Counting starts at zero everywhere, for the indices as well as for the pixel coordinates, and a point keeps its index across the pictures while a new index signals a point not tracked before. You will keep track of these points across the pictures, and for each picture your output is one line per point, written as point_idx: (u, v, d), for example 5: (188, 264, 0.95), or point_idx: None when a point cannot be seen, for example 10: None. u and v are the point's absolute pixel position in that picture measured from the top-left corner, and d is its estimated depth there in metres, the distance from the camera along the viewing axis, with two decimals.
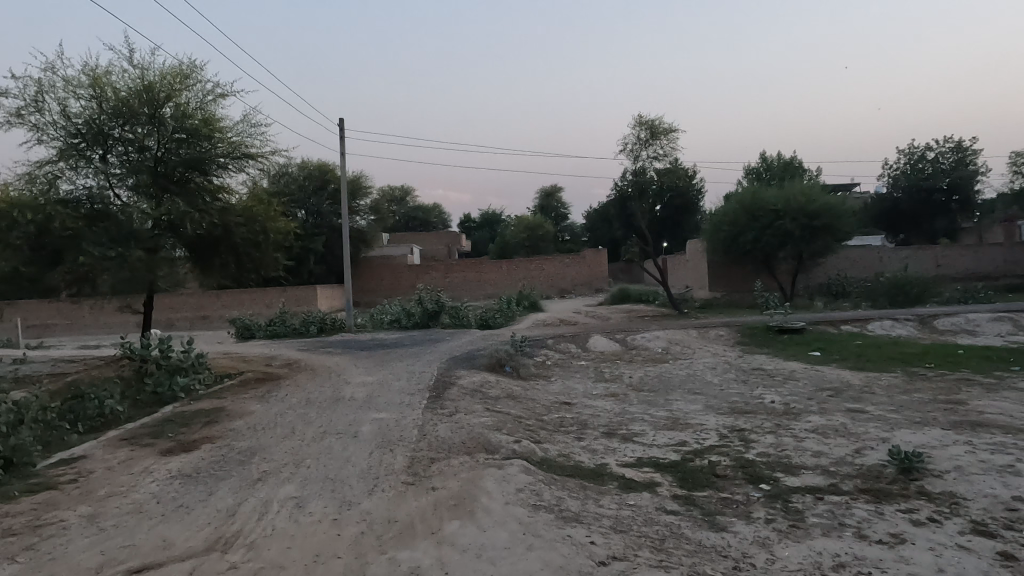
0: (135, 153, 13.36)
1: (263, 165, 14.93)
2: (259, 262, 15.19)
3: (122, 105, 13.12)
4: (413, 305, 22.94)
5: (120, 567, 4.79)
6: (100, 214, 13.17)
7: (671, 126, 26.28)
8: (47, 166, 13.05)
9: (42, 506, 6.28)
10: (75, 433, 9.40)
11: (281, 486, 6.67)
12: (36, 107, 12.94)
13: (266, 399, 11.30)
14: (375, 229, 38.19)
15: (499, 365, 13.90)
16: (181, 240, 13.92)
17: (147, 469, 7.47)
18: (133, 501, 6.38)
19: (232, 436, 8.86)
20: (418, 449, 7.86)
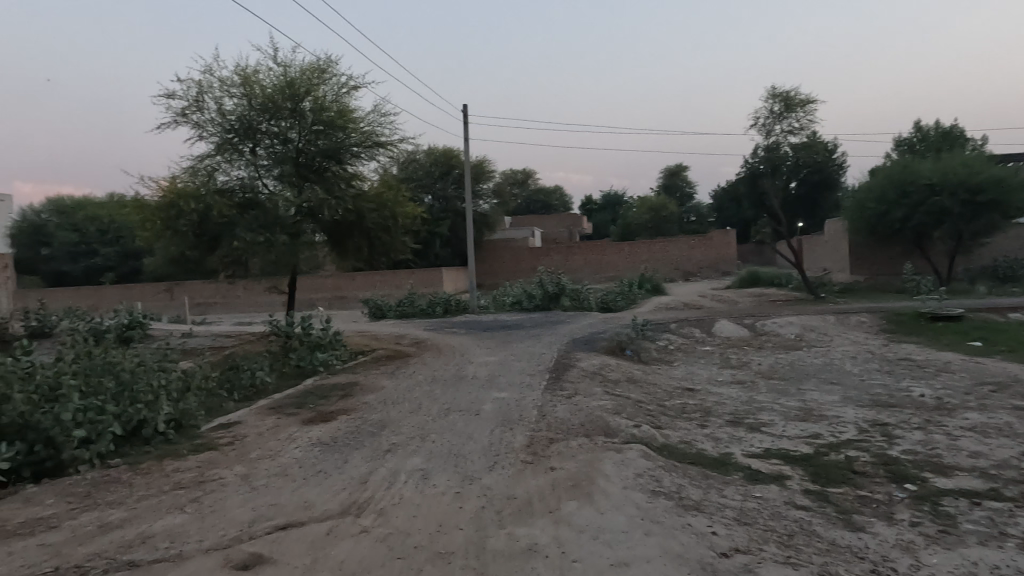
0: (279, 146, 14.46)
1: (393, 152, 15.66)
2: (389, 246, 16.01)
3: (268, 101, 14.25)
4: (533, 288, 23.16)
5: (269, 523, 5.28)
6: (251, 203, 14.42)
7: (808, 97, 24.41)
8: (206, 159, 14.31)
9: (206, 464, 7.06)
10: (232, 400, 10.47)
11: (409, 457, 7.05)
12: (196, 106, 14.28)
13: (395, 375, 11.94)
14: (497, 212, 38.93)
15: (619, 349, 13.75)
16: (319, 225, 14.94)
17: (291, 436, 8.16)
18: (281, 464, 7.02)
19: (365, 408, 9.46)
20: (538, 429, 7.98)
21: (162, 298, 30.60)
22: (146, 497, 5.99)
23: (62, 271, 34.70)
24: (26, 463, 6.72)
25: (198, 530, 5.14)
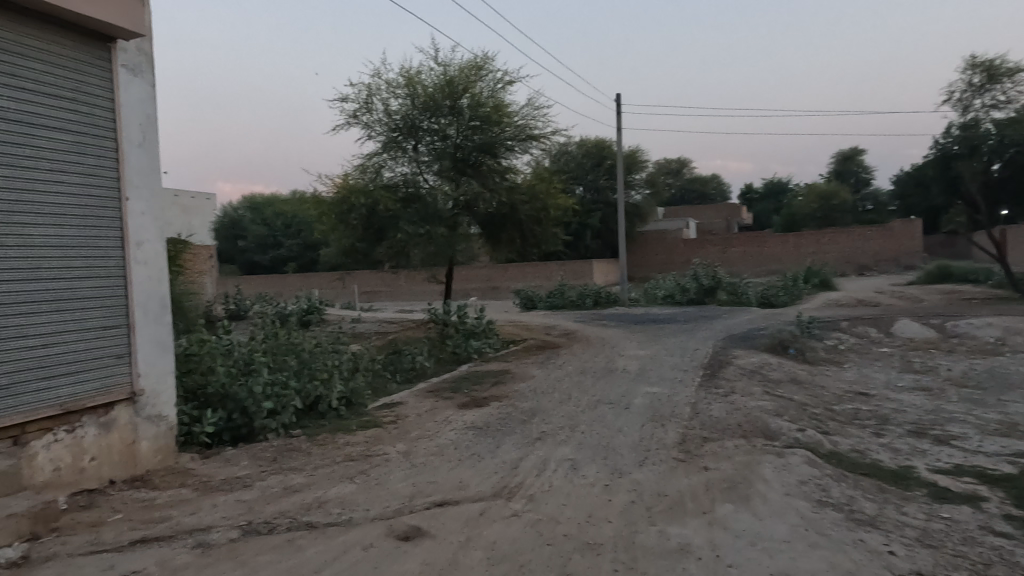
0: (439, 142, 15.19)
1: (545, 145, 15.88)
2: (541, 237, 16.27)
3: (429, 100, 15.01)
4: (687, 281, 22.36)
5: (427, 499, 5.58)
6: (412, 197, 15.27)
7: (1018, 65, 21.21)
8: (374, 157, 15.37)
9: (372, 439, 7.63)
10: (395, 382, 11.23)
11: (559, 447, 7.12)
12: (366, 108, 15.37)
13: (545, 365, 12.12)
14: (650, 203, 38.02)
15: (781, 347, 12.90)
16: (474, 218, 15.60)
17: (448, 419, 8.57)
18: (438, 444, 7.40)
19: (516, 396, 9.70)
20: (691, 426, 7.70)
21: (335, 286, 33.42)
22: (321, 466, 6.59)
23: (254, 260, 39.08)
24: (226, 427, 7.66)
25: (365, 500, 5.56)
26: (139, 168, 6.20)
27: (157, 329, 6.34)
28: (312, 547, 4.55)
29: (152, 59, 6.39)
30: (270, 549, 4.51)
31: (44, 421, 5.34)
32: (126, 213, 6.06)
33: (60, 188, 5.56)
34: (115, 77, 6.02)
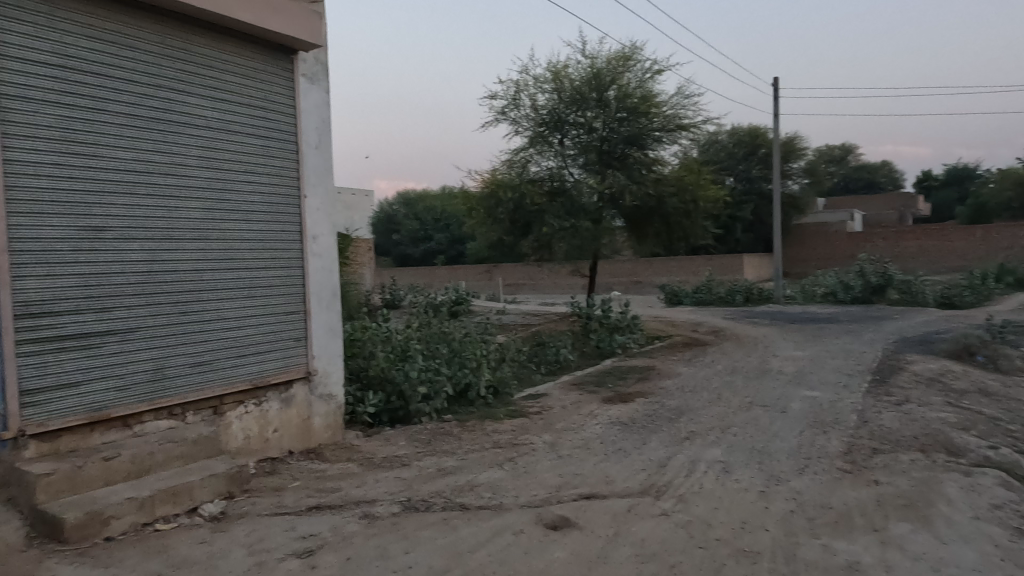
0: (585, 135, 15.16)
1: (694, 135, 15.41)
2: (689, 231, 15.79)
3: (576, 93, 15.06)
4: (851, 278, 20.58)
5: (574, 491, 5.62)
6: (558, 191, 15.30)
7: None
8: (521, 152, 15.60)
9: (519, 429, 7.81)
10: (539, 373, 11.40)
11: (709, 448, 6.86)
12: (514, 104, 15.65)
13: (692, 362, 11.73)
14: (809, 193, 35.43)
15: (966, 354, 11.50)
16: (619, 211, 15.45)
17: (592, 412, 8.56)
18: (583, 437, 7.42)
19: (662, 393, 9.47)
20: (858, 435, 7.10)
21: (481, 278, 34.51)
22: (472, 451, 6.85)
23: (407, 253, 41.41)
24: (385, 409, 8.15)
25: (514, 486, 5.71)
26: (315, 168, 6.79)
27: (329, 316, 6.91)
28: (466, 527, 4.75)
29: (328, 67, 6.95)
30: (428, 525, 4.77)
31: (237, 394, 6.02)
32: (304, 209, 6.65)
33: (253, 187, 6.21)
34: (297, 85, 6.62)
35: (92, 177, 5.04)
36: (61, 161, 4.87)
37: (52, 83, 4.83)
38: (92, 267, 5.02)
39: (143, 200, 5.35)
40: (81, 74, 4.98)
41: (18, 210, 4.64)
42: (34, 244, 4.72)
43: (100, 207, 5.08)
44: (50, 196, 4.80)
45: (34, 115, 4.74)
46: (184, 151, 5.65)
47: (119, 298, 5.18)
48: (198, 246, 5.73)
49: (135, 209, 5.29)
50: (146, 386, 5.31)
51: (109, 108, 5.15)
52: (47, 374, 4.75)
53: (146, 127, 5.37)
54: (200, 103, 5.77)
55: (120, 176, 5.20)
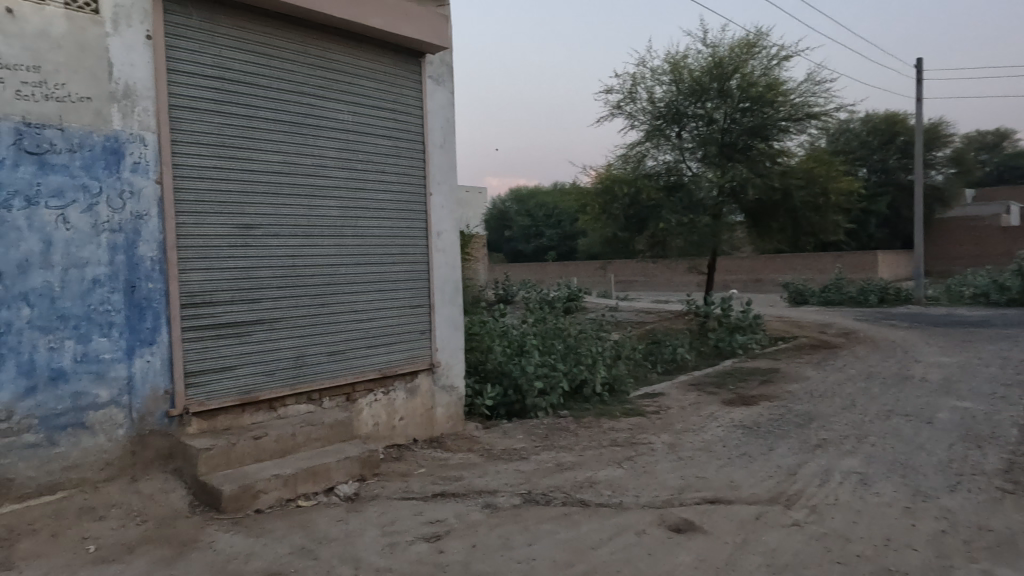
0: (704, 128, 14.59)
1: (824, 124, 14.57)
2: (818, 226, 14.96)
3: (696, 84, 14.50)
4: (1007, 277, 18.51)
5: (697, 494, 5.45)
6: (675, 185, 14.93)
7: None
8: (637, 146, 15.24)
9: (636, 428, 7.69)
10: (655, 372, 11.16)
11: (844, 457, 6.43)
12: (630, 98, 15.28)
13: (821, 366, 11.04)
14: (955, 184, 32.27)
15: None
16: (740, 206, 14.82)
17: (713, 414, 8.27)
18: (704, 439, 7.18)
19: (788, 397, 8.99)
20: (1021, 452, 6.39)
21: (592, 275, 34.33)
22: (589, 448, 6.83)
23: (519, 249, 41.93)
24: (502, 402, 8.28)
25: (634, 486, 5.62)
26: (440, 167, 7.02)
27: (451, 310, 7.14)
28: (587, 523, 4.74)
29: (453, 68, 7.16)
30: (549, 519, 4.80)
31: (368, 382, 6.35)
32: (429, 206, 6.90)
33: (384, 186, 6.51)
34: (424, 87, 6.86)
35: (245, 178, 5.48)
36: (219, 165, 5.33)
37: (212, 93, 5.29)
38: (244, 262, 5.47)
39: (287, 200, 5.75)
40: (237, 84, 5.43)
41: (184, 209, 5.13)
42: (198, 241, 5.20)
43: (251, 206, 5.52)
44: (210, 197, 5.27)
45: (198, 123, 5.22)
46: (323, 153, 6.02)
47: (266, 290, 5.60)
48: (334, 242, 6.09)
49: (281, 208, 5.71)
50: (288, 372, 5.73)
51: (259, 114, 5.58)
52: (207, 359, 5.23)
53: (290, 131, 5.78)
54: (337, 107, 6.12)
55: (269, 177, 5.63)
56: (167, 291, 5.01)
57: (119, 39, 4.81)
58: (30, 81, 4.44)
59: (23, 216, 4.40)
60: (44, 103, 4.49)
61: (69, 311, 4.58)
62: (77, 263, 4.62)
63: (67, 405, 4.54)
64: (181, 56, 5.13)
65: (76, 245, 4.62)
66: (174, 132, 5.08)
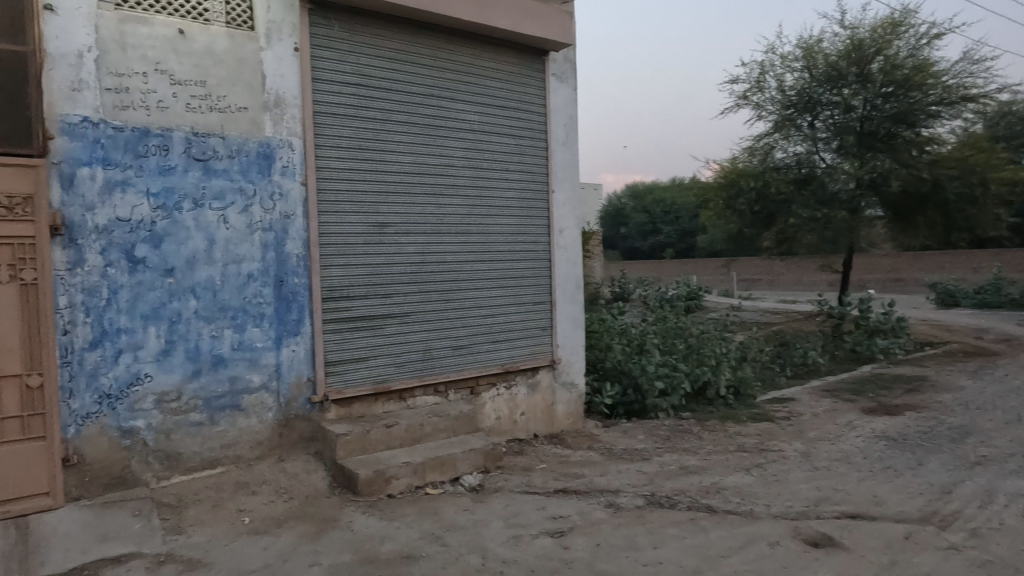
0: (841, 116, 13.57)
1: (982, 108, 13.25)
2: (974, 219, 13.68)
3: (832, 69, 13.49)
4: None
5: (836, 507, 5.10)
6: (807, 178, 13.94)
7: None
8: (764, 138, 14.38)
9: (765, 434, 7.31)
10: (784, 376, 10.57)
11: (1009, 477, 5.76)
12: (758, 87, 14.44)
13: (978, 375, 9.97)
14: None
15: None
16: (881, 199, 13.73)
17: (851, 423, 7.70)
18: (842, 449, 6.70)
19: (939, 408, 8.20)
20: None
21: (712, 273, 33.06)
22: (715, 453, 6.58)
23: (635, 246, 41.18)
24: (621, 402, 8.16)
25: (765, 495, 5.35)
26: (563, 164, 7.03)
27: (572, 307, 7.13)
28: (715, 530, 4.58)
29: (576, 65, 7.14)
30: (675, 523, 4.68)
31: (491, 376, 6.48)
32: (552, 204, 6.94)
33: (508, 184, 6.62)
34: (548, 85, 6.90)
35: (380, 179, 5.76)
36: (356, 166, 5.64)
37: (350, 99, 5.61)
38: (377, 258, 5.75)
39: (417, 199, 5.98)
40: (372, 89, 5.71)
41: (325, 209, 5.47)
42: (337, 239, 5.53)
43: (385, 205, 5.79)
44: (348, 197, 5.59)
45: (338, 127, 5.54)
46: (451, 153, 6.21)
47: (397, 286, 5.86)
48: (461, 239, 6.27)
49: (411, 206, 5.94)
50: (417, 365, 5.97)
51: (392, 118, 5.83)
52: (344, 350, 5.55)
53: (420, 132, 6.00)
54: (464, 108, 6.29)
55: (400, 177, 5.88)
56: (311, 285, 5.38)
57: (271, 53, 5.20)
58: (197, 94, 4.91)
59: (190, 216, 4.87)
60: (208, 114, 4.96)
61: (228, 303, 5.03)
62: (234, 258, 5.05)
63: (226, 388, 5.00)
64: (323, 65, 5.47)
65: (234, 243, 5.05)
66: (317, 136, 5.43)
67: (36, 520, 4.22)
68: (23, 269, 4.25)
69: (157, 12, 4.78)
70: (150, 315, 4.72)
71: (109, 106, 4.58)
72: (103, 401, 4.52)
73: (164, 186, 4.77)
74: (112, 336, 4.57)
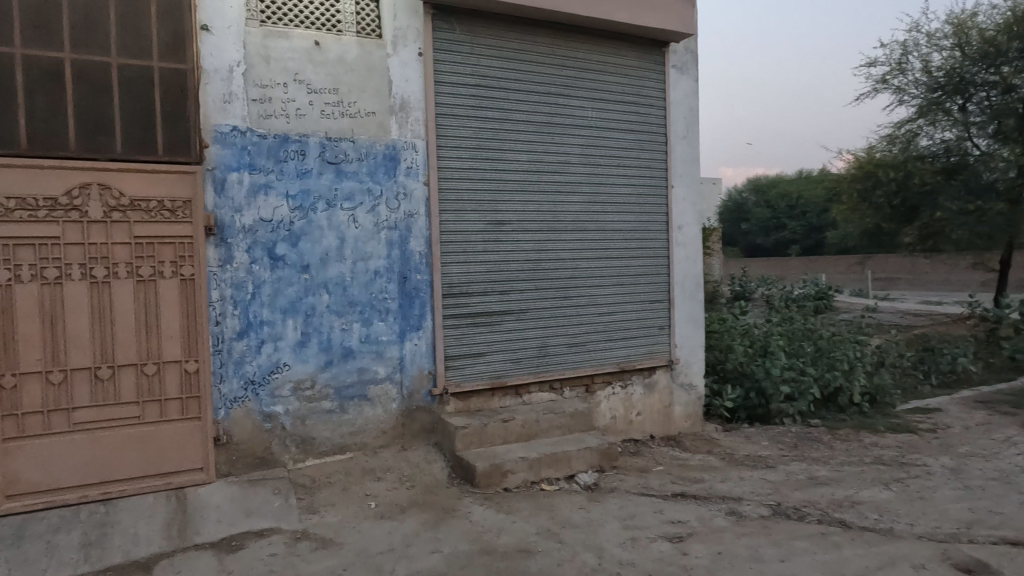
0: (999, 96, 12.10)
1: None
2: None
3: (988, 45, 11.99)
4: None
5: (992, 532, 4.59)
6: (957, 167, 12.69)
7: None
8: (906, 125, 13.23)
9: (907, 446, 6.72)
10: (929, 384, 9.66)
11: None
12: (899, 69, 13.31)
13: None
14: None
15: None
16: None
17: (1011, 439, 6.90)
18: (999, 468, 6.02)
19: None
20: None
21: (844, 271, 30.80)
22: (848, 464, 6.13)
23: (757, 243, 39.22)
24: (743, 405, 7.82)
25: (907, 512, 4.92)
26: (682, 159, 6.82)
27: (692, 306, 6.91)
28: (850, 547, 4.26)
29: (698, 55, 6.89)
30: (804, 537, 4.41)
31: (607, 375, 6.42)
32: (671, 199, 6.75)
33: (625, 180, 6.51)
34: (667, 77, 6.71)
35: (498, 178, 5.86)
36: (475, 166, 5.76)
37: (470, 100, 5.74)
38: (495, 256, 5.85)
39: (534, 196, 6.03)
40: (491, 90, 5.82)
41: (446, 208, 5.64)
42: (457, 236, 5.68)
43: (503, 204, 5.88)
44: (467, 197, 5.73)
45: (458, 128, 5.69)
46: (568, 151, 6.19)
47: (514, 283, 5.94)
48: (577, 236, 6.25)
49: (528, 204, 6.00)
50: (533, 361, 6.03)
51: (510, 116, 5.91)
52: (463, 345, 5.70)
53: (537, 130, 6.04)
54: (581, 104, 6.26)
55: (518, 176, 5.95)
56: (432, 282, 5.57)
57: (397, 59, 5.43)
58: (330, 101, 5.22)
59: (324, 216, 5.19)
60: (340, 120, 5.26)
61: (357, 298, 5.31)
62: (362, 256, 5.33)
63: (355, 378, 5.29)
64: (445, 68, 5.63)
65: (362, 241, 5.33)
66: (439, 138, 5.61)
67: (192, 492, 4.67)
68: (183, 266, 4.72)
69: (296, 26, 5.13)
70: (289, 309, 5.08)
71: (255, 116, 4.97)
72: (248, 387, 4.93)
73: (301, 189, 5.12)
74: (256, 328, 4.97)
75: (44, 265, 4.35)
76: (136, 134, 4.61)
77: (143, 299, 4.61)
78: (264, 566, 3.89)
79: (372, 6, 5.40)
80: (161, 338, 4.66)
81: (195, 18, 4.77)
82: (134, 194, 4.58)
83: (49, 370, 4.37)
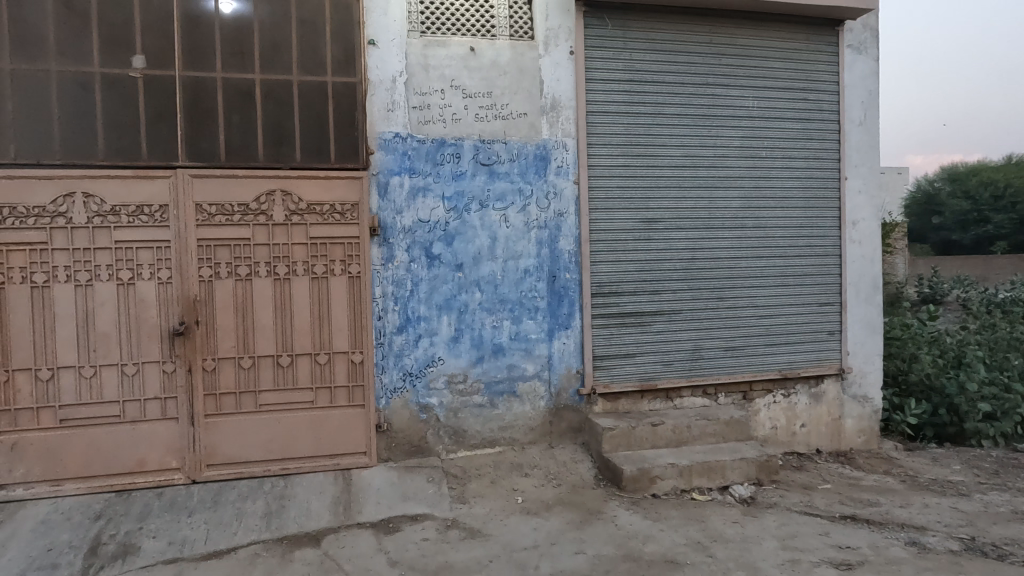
0: None
1: None
2: None
3: None
4: None
5: None
6: None
7: None
8: None
9: None
10: None
11: None
12: None
13: None
14: None
15: None
16: None
17: None
18: None
19: None
20: None
21: None
22: None
23: (952, 239, 34.69)
24: (930, 423, 6.98)
25: None
26: (858, 147, 6.20)
27: (868, 310, 6.26)
28: None
29: (878, 31, 6.22)
30: None
31: (766, 382, 6.01)
32: (844, 192, 6.16)
33: (791, 173, 6.04)
34: (842, 58, 6.12)
35: (650, 175, 5.69)
36: (626, 163, 5.65)
37: (622, 96, 5.63)
38: (646, 254, 5.70)
39: (688, 193, 5.79)
40: (644, 84, 5.67)
41: (596, 206, 5.59)
42: (607, 235, 5.61)
43: (655, 200, 5.71)
44: (618, 194, 5.64)
45: (609, 125, 5.61)
46: (725, 144, 5.87)
47: (666, 282, 5.75)
48: (734, 233, 5.91)
49: (682, 201, 5.77)
50: (685, 364, 5.80)
51: (663, 110, 5.72)
52: (612, 345, 5.62)
53: (693, 123, 5.79)
54: (742, 94, 5.90)
55: (671, 172, 5.74)
56: (581, 281, 5.55)
57: (549, 59, 5.47)
58: (484, 105, 5.38)
59: (477, 216, 5.37)
60: (493, 122, 5.40)
61: (507, 296, 5.43)
62: (513, 255, 5.44)
63: (504, 374, 5.42)
64: (597, 65, 5.57)
65: (513, 241, 5.44)
66: (589, 136, 5.57)
67: (357, 474, 5.06)
68: (351, 265, 5.11)
69: (453, 34, 5.34)
70: (443, 305, 5.31)
71: (415, 122, 5.25)
72: (407, 378, 5.23)
73: (457, 190, 5.33)
74: (414, 323, 5.25)
75: (237, 264, 4.92)
76: (312, 144, 5.06)
77: (317, 295, 5.06)
78: (418, 549, 4.10)
79: (526, 8, 5.49)
80: (331, 330, 5.08)
81: (364, 34, 5.14)
82: (311, 199, 5.03)
83: (240, 356, 4.94)
